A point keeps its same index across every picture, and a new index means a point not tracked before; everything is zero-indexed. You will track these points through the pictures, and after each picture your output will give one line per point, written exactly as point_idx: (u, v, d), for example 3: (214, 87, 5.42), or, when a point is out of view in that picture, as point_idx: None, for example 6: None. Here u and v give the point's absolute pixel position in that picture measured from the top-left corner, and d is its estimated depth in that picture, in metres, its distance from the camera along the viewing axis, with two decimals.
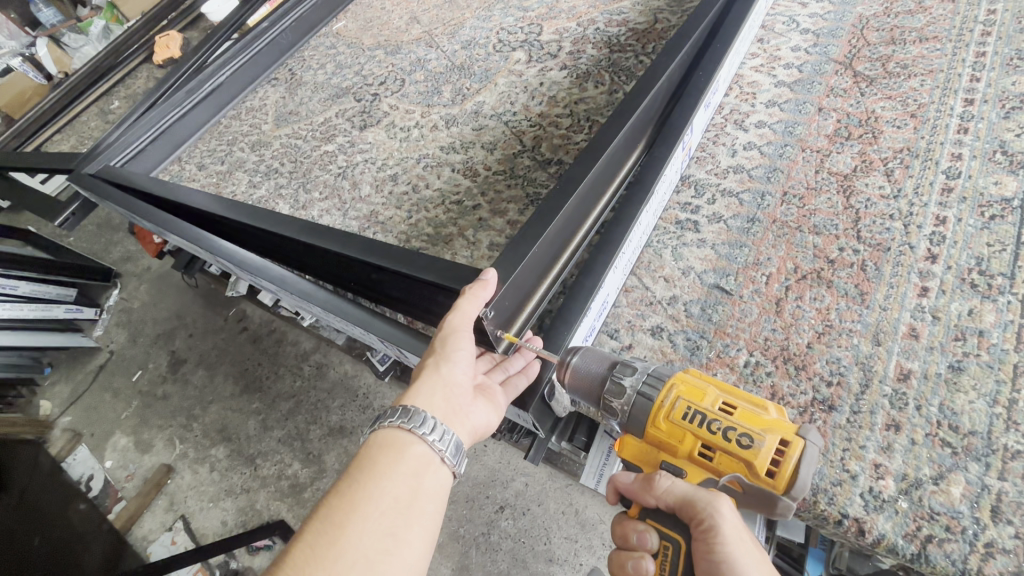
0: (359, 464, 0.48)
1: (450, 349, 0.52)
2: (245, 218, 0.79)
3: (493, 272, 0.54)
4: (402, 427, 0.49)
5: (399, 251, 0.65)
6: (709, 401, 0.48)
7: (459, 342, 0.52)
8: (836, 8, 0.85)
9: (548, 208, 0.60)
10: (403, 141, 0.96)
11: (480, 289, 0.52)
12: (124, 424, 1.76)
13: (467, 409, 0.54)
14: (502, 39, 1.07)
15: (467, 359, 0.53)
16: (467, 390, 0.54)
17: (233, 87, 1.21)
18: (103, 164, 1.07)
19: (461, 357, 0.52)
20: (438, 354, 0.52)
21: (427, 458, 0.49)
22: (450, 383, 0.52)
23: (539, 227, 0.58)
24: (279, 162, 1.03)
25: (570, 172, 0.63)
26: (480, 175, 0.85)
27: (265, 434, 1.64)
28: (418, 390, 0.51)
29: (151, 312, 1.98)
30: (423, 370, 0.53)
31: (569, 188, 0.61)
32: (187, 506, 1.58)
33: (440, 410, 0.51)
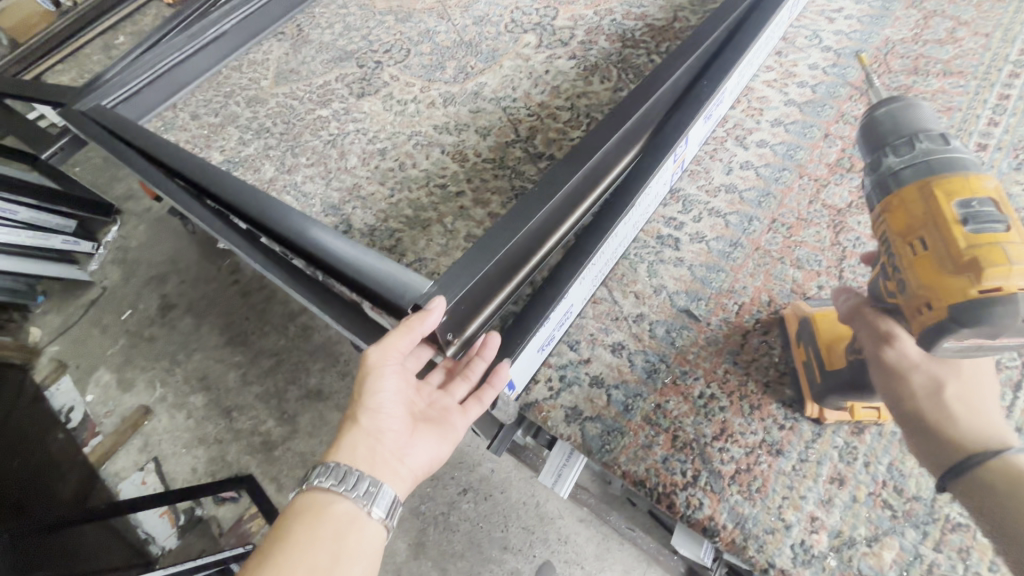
0: (279, 535, 0.47)
1: (372, 394, 0.51)
2: (216, 182, 0.77)
3: (438, 300, 0.47)
4: (326, 488, 0.48)
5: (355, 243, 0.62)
6: (978, 197, 0.43)
7: (377, 382, 0.51)
8: (863, 29, 0.81)
9: (524, 209, 0.55)
10: (398, 115, 0.93)
11: (417, 323, 0.47)
12: (109, 361, 1.93)
13: (403, 453, 0.53)
14: (515, 19, 1.03)
15: (390, 402, 0.52)
16: (400, 432, 0.53)
17: (239, 36, 1.18)
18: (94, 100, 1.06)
19: (382, 402, 0.52)
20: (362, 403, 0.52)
21: (352, 514, 0.48)
22: (376, 432, 0.51)
23: (510, 229, 0.54)
24: (271, 121, 1.00)
25: (554, 173, 0.58)
26: (469, 161, 0.82)
27: (245, 388, 1.79)
28: (341, 443, 0.51)
29: (146, 254, 2.11)
30: (347, 421, 0.52)
31: (550, 191, 0.56)
32: (160, 449, 1.73)
33: (365, 462, 0.50)
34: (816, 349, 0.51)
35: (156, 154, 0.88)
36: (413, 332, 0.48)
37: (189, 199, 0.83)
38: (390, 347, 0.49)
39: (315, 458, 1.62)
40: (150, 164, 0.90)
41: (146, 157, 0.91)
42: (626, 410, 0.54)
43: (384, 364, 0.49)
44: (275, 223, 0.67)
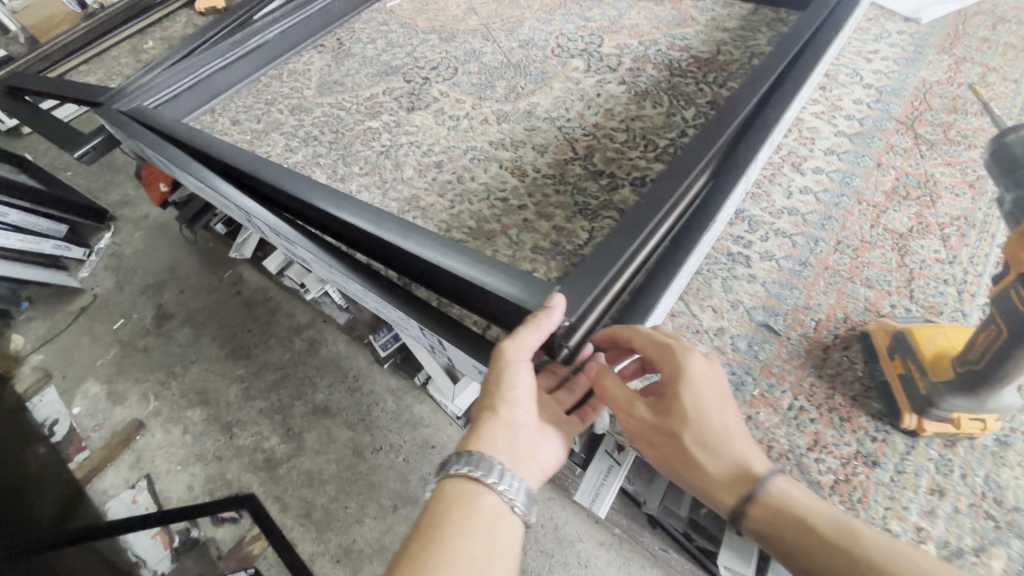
0: (434, 521, 0.49)
1: (507, 389, 0.51)
2: (282, 184, 0.76)
3: (560, 300, 0.50)
4: (471, 479, 0.50)
5: (447, 244, 0.62)
6: None
7: (515, 377, 0.51)
8: (900, 69, 0.87)
9: (633, 223, 0.59)
10: (451, 130, 0.94)
11: (544, 319, 0.49)
12: (99, 372, 1.92)
13: (535, 448, 0.54)
14: (561, 45, 1.07)
15: (525, 397, 0.52)
16: (533, 428, 0.53)
17: (280, 46, 1.19)
18: (138, 102, 1.05)
19: (518, 397, 0.52)
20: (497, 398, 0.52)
21: (498, 508, 0.50)
22: (512, 425, 0.52)
23: (625, 242, 0.57)
24: (318, 130, 1.00)
25: (656, 190, 0.62)
26: (528, 176, 0.83)
27: (247, 404, 1.74)
28: (481, 435, 0.52)
29: (142, 262, 2.25)
30: (484, 413, 0.53)
31: (656, 205, 0.60)
32: (153, 466, 1.66)
33: (504, 454, 0.52)
34: (920, 363, 0.50)
35: (212, 156, 0.86)
36: (541, 330, 0.49)
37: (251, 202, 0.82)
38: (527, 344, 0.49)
39: (320, 477, 1.56)
40: (201, 164, 0.88)
41: (196, 158, 0.89)
42: None
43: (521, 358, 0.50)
44: (359, 227, 0.68)
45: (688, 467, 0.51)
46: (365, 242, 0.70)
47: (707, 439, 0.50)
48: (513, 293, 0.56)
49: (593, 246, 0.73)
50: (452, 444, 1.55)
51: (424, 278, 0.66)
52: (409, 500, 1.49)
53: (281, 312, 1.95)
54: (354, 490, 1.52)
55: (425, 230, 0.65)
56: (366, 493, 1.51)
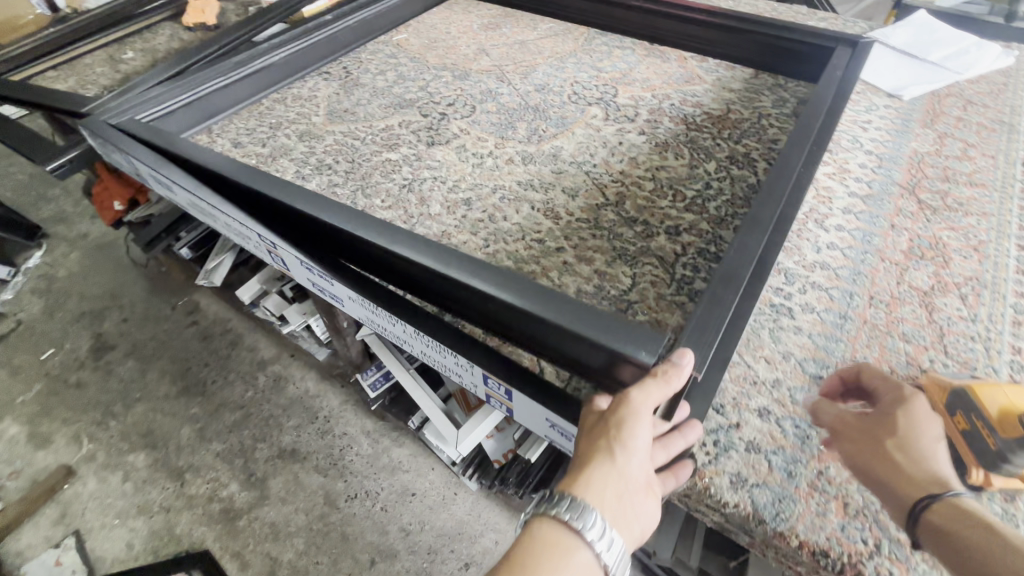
0: (522, 563, 0.47)
1: (626, 437, 0.49)
2: (313, 214, 0.68)
3: (689, 359, 0.50)
4: (570, 527, 0.48)
5: (522, 284, 0.57)
6: None
7: (637, 427, 0.49)
8: (893, 139, 0.95)
9: (728, 274, 0.60)
10: (475, 167, 0.93)
11: (674, 377, 0.49)
12: (19, 411, 1.68)
13: (637, 508, 0.50)
14: (577, 92, 1.10)
15: (642, 451, 0.49)
16: (640, 486, 0.50)
17: (284, 70, 1.15)
18: (130, 116, 0.96)
19: (636, 448, 0.49)
20: (611, 444, 0.49)
21: (590, 566, 0.48)
22: (622, 477, 0.49)
23: (727, 294, 0.59)
24: (332, 158, 0.96)
25: (739, 241, 0.64)
26: (562, 219, 0.83)
27: (202, 447, 1.57)
28: (587, 480, 0.49)
29: (80, 285, 2.03)
30: (591, 457, 0.50)
31: (747, 258, 0.62)
32: (84, 521, 1.44)
33: (608, 506, 0.48)
34: (985, 420, 0.54)
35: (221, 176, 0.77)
36: (668, 385, 0.49)
37: (277, 232, 0.75)
38: (655, 395, 0.49)
39: (287, 530, 1.41)
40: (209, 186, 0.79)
41: (204, 178, 0.80)
42: (790, 476, 0.55)
43: (647, 407, 0.48)
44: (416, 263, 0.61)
45: (889, 469, 0.53)
46: (419, 278, 0.65)
47: (913, 449, 0.54)
48: (614, 341, 0.52)
49: (638, 291, 0.72)
50: (435, 491, 1.46)
51: (492, 316, 0.61)
52: (388, 553, 1.37)
53: (243, 345, 1.81)
54: (325, 544, 1.39)
55: (491, 265, 0.59)
56: (339, 547, 1.38)
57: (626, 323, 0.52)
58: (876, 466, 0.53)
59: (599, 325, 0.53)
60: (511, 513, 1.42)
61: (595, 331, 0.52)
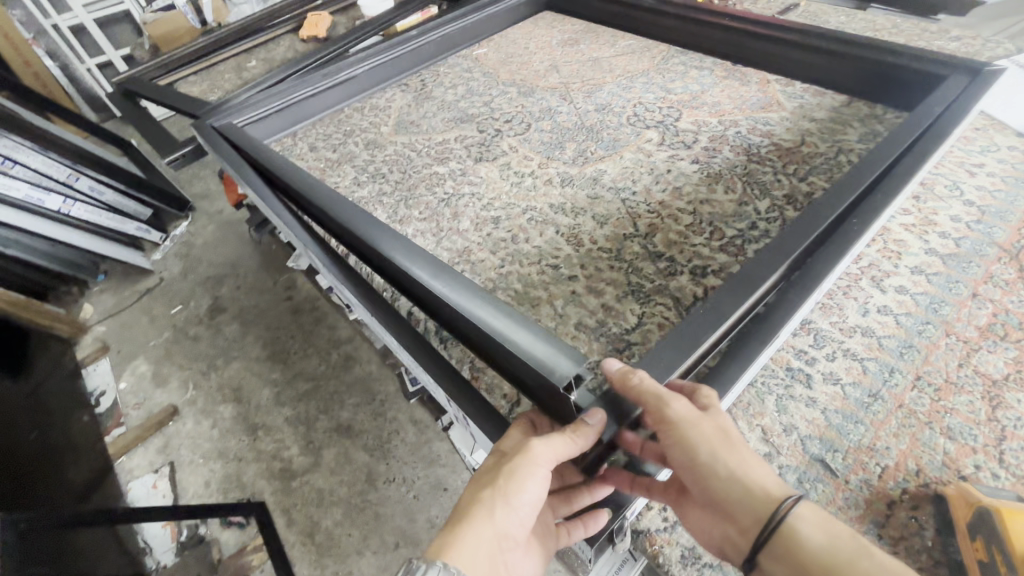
0: None
1: (517, 494, 0.50)
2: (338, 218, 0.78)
3: (602, 417, 0.50)
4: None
5: (480, 300, 0.60)
6: None
7: (528, 484, 0.50)
8: (1008, 189, 0.79)
9: (689, 336, 0.57)
10: (514, 186, 0.94)
11: (582, 436, 0.49)
12: (149, 353, 2.03)
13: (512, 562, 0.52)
14: (638, 114, 1.06)
15: (528, 504, 0.51)
16: (518, 541, 0.52)
17: (367, 81, 1.25)
18: (230, 120, 1.12)
19: (522, 504, 0.51)
20: (501, 499, 0.51)
21: None
22: (503, 532, 0.51)
23: (675, 358, 0.56)
24: (387, 168, 1.03)
25: (716, 300, 0.60)
26: (584, 246, 0.81)
27: (276, 409, 1.77)
28: (469, 532, 0.50)
29: (210, 254, 2.39)
30: (479, 510, 0.51)
31: (713, 319, 0.58)
32: (178, 454, 1.70)
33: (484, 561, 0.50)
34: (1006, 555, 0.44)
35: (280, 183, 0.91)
36: (575, 444, 0.50)
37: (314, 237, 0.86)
38: (556, 450, 0.49)
39: (330, 498, 1.55)
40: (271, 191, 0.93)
41: (270, 183, 0.94)
42: None
43: (547, 464, 0.49)
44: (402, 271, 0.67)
45: (715, 467, 0.49)
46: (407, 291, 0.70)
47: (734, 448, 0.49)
48: (539, 364, 0.52)
49: (640, 332, 0.69)
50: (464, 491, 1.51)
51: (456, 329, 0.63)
52: (412, 541, 1.44)
53: (324, 323, 2.00)
54: (360, 518, 1.50)
55: (462, 280, 0.63)
56: (371, 524, 1.48)
57: (563, 351, 0.54)
58: (704, 461, 0.49)
59: (532, 350, 0.54)
60: None
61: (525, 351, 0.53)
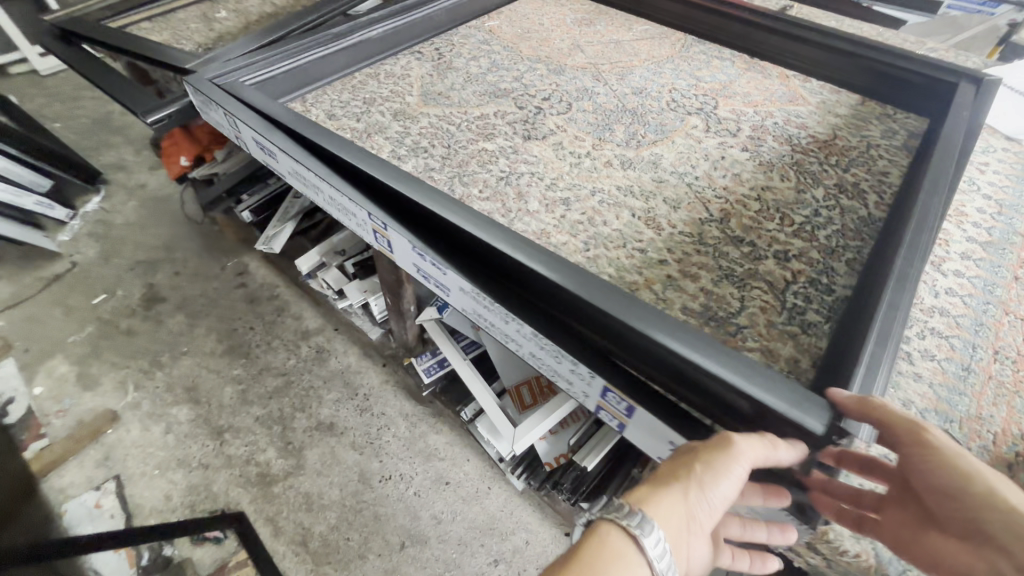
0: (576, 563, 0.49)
1: (716, 488, 0.49)
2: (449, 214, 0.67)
3: (806, 446, 0.50)
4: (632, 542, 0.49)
5: (652, 316, 0.57)
6: None
7: (724, 481, 0.49)
8: (1013, 185, 0.91)
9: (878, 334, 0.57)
10: (573, 167, 0.91)
11: (782, 447, 0.50)
12: (68, 352, 1.72)
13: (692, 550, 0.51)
14: (676, 99, 1.07)
15: (721, 499, 0.50)
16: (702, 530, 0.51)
17: (381, 45, 1.14)
18: (234, 78, 0.98)
19: (716, 496, 0.50)
20: (697, 486, 0.50)
21: None
22: (692, 516, 0.50)
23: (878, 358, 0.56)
24: (428, 142, 0.94)
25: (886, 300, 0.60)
26: (664, 230, 0.80)
27: (244, 409, 1.59)
28: (660, 500, 0.50)
29: (135, 235, 2.07)
30: (673, 492, 0.51)
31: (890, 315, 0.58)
32: (125, 467, 1.47)
33: (671, 530, 0.49)
34: None
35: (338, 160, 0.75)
36: (773, 451, 0.50)
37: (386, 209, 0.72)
38: (758, 457, 0.49)
39: (320, 502, 1.42)
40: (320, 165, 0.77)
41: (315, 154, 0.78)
42: None
43: (746, 463, 0.49)
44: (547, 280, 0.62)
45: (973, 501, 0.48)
46: (540, 291, 0.65)
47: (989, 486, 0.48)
48: (786, 406, 0.50)
49: (747, 316, 0.69)
50: (469, 482, 1.46)
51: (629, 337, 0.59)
52: (418, 539, 1.37)
53: (289, 313, 1.82)
54: (358, 521, 1.40)
55: (628, 295, 0.59)
56: (371, 526, 1.39)
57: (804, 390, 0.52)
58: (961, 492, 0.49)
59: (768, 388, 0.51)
60: (544, 515, 1.41)
61: (734, 373, 0.52)
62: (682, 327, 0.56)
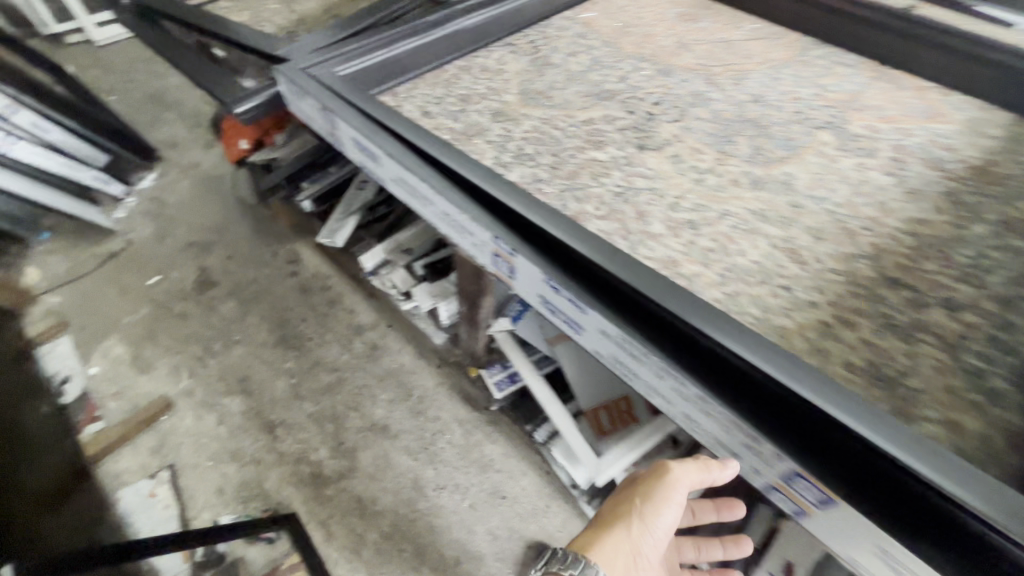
0: None
1: (656, 518, 0.72)
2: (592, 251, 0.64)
3: (735, 466, 0.67)
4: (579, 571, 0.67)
5: (851, 402, 0.51)
6: None
7: (661, 508, 0.72)
8: None
9: None
10: (696, 184, 0.81)
11: (716, 468, 0.69)
12: (123, 333, 1.71)
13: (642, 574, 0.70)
14: (801, 110, 0.96)
15: (661, 525, 0.72)
16: (650, 559, 0.72)
17: (475, 35, 1.05)
18: (326, 67, 0.92)
19: (656, 524, 0.72)
20: (643, 524, 0.71)
21: None
22: (637, 546, 0.70)
23: None
24: (532, 148, 0.86)
25: None
26: (810, 265, 0.71)
27: (296, 404, 1.55)
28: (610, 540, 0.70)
29: (189, 216, 2.04)
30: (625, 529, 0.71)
31: None
32: (178, 456, 1.45)
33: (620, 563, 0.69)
34: None
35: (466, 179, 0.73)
36: (705, 472, 0.70)
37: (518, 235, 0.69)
38: (691, 477, 0.70)
39: (373, 508, 1.38)
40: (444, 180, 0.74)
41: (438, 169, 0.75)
42: None
43: (680, 483, 0.71)
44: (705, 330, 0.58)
45: None
46: (690, 337, 0.60)
47: None
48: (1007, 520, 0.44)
49: (920, 377, 0.60)
50: (526, 498, 1.40)
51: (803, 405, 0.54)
52: (473, 555, 1.32)
53: (342, 305, 1.77)
54: (411, 531, 1.35)
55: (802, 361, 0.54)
56: (425, 537, 1.35)
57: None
58: None
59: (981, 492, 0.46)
60: None
61: (956, 484, 0.46)
62: (889, 419, 0.50)
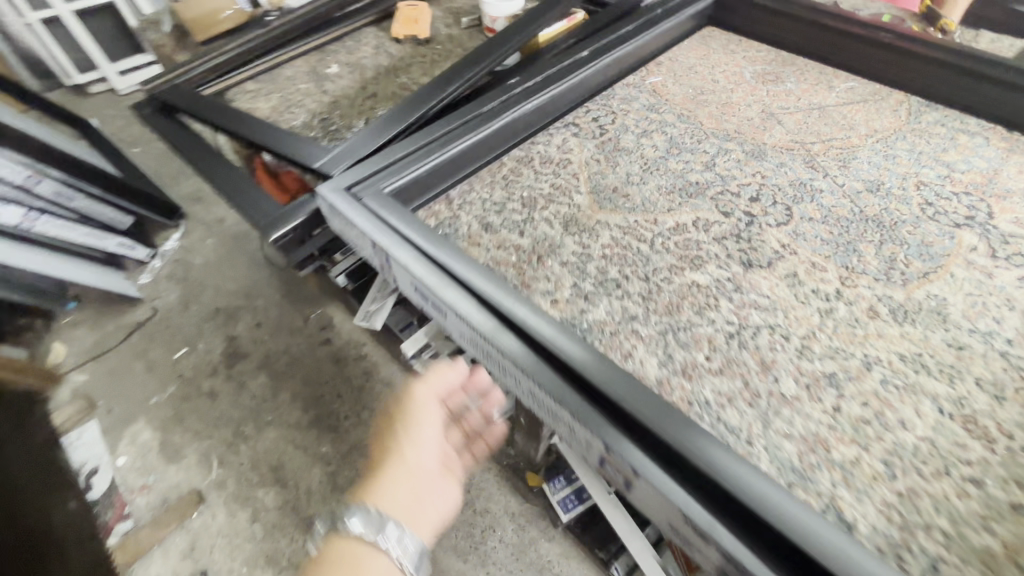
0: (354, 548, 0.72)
1: (415, 437, 0.78)
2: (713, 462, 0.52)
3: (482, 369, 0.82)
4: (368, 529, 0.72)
5: None
6: None
7: (423, 426, 0.79)
8: None
9: None
10: (825, 317, 0.67)
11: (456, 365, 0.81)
12: (150, 415, 1.62)
13: (430, 496, 0.77)
14: (930, 201, 0.80)
15: (427, 442, 0.78)
16: (429, 475, 0.78)
17: (533, 120, 0.93)
18: (372, 182, 0.79)
19: (421, 443, 0.78)
20: (405, 448, 0.77)
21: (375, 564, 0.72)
22: (414, 468, 0.77)
23: None
24: (618, 270, 0.72)
25: None
26: (997, 442, 0.56)
27: (334, 496, 1.44)
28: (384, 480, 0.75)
29: (215, 279, 1.96)
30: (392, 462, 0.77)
31: None
32: (211, 561, 1.35)
33: (405, 495, 0.75)
34: None
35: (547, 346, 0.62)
36: (457, 372, 0.82)
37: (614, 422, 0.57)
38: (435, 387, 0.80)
39: None
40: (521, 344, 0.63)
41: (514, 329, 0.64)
42: None
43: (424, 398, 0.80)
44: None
45: None
46: None
47: None
48: None
49: None
50: None
51: None
52: None
53: (378, 377, 1.66)
54: None
55: None
56: None
57: None
58: None
59: None
60: None
61: None
62: None
